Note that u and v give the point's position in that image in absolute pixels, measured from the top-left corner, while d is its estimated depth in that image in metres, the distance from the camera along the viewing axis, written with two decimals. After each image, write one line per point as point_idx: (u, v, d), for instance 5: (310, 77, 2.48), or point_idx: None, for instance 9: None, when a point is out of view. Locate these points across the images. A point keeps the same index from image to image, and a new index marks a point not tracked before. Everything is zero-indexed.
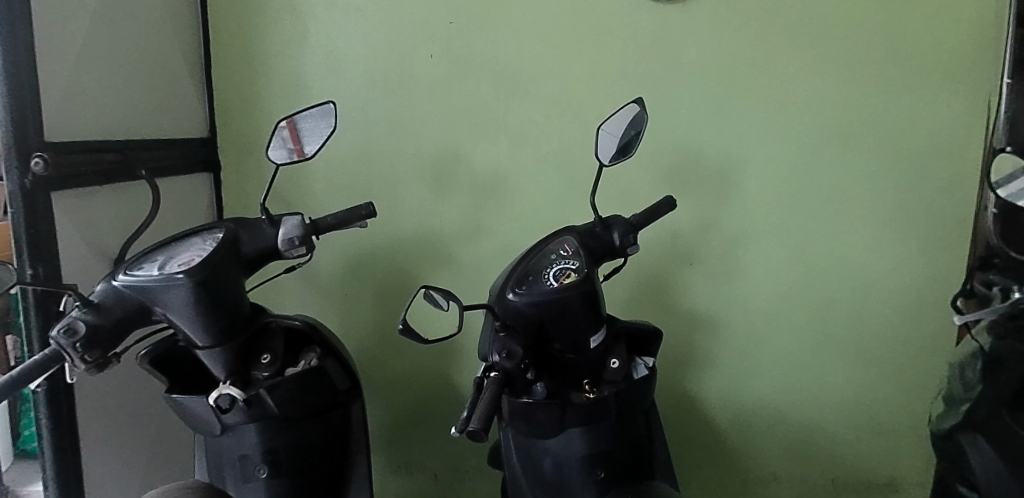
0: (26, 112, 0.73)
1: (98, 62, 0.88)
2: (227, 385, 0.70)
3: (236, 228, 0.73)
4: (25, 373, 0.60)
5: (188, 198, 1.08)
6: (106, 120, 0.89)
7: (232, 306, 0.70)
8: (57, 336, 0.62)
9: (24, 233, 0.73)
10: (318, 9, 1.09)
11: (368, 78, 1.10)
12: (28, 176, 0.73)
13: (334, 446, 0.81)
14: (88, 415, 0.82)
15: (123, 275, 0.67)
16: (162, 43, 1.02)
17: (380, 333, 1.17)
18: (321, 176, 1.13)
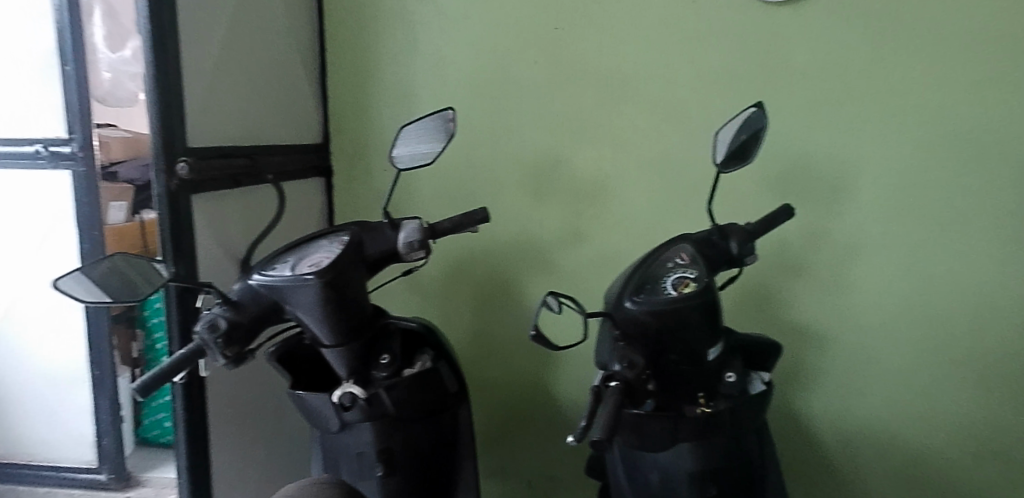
0: (173, 117, 0.78)
1: (233, 67, 0.93)
2: (350, 384, 0.73)
3: (361, 231, 0.75)
4: (172, 367, 0.64)
5: (304, 202, 1.13)
6: (238, 126, 0.95)
7: (356, 307, 0.72)
8: (201, 331, 0.66)
9: (169, 232, 0.78)
10: (425, 17, 1.12)
11: (471, 83, 1.12)
12: (175, 177, 0.78)
13: (443, 447, 0.82)
14: (219, 408, 0.87)
15: (258, 275, 0.71)
16: (286, 52, 1.07)
17: (479, 337, 1.18)
18: (426, 179, 1.16)
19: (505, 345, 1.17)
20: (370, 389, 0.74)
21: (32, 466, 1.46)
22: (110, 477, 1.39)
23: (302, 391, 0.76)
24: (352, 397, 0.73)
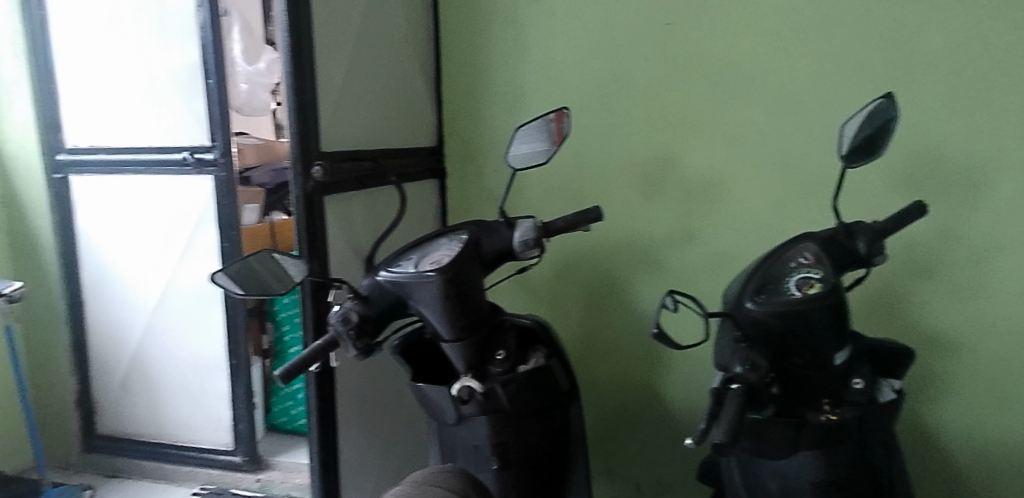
0: (309, 130, 1.10)
1: (356, 86, 1.25)
2: (468, 378, 0.96)
3: (479, 234, 0.98)
4: (309, 356, 0.91)
5: (423, 198, 1.46)
6: (362, 134, 1.27)
7: (473, 304, 0.94)
8: (335, 324, 0.95)
9: (304, 227, 1.11)
10: (550, 42, 1.35)
11: (588, 95, 1.32)
12: (311, 178, 1.10)
13: (548, 430, 1.05)
14: (344, 394, 1.37)
15: (386, 273, 0.97)
16: (405, 71, 1.39)
17: (591, 328, 1.37)
18: (551, 181, 1.37)
19: (622, 337, 1.35)
20: (486, 384, 0.97)
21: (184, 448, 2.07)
22: (245, 460, 1.99)
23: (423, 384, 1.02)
24: (468, 390, 0.96)
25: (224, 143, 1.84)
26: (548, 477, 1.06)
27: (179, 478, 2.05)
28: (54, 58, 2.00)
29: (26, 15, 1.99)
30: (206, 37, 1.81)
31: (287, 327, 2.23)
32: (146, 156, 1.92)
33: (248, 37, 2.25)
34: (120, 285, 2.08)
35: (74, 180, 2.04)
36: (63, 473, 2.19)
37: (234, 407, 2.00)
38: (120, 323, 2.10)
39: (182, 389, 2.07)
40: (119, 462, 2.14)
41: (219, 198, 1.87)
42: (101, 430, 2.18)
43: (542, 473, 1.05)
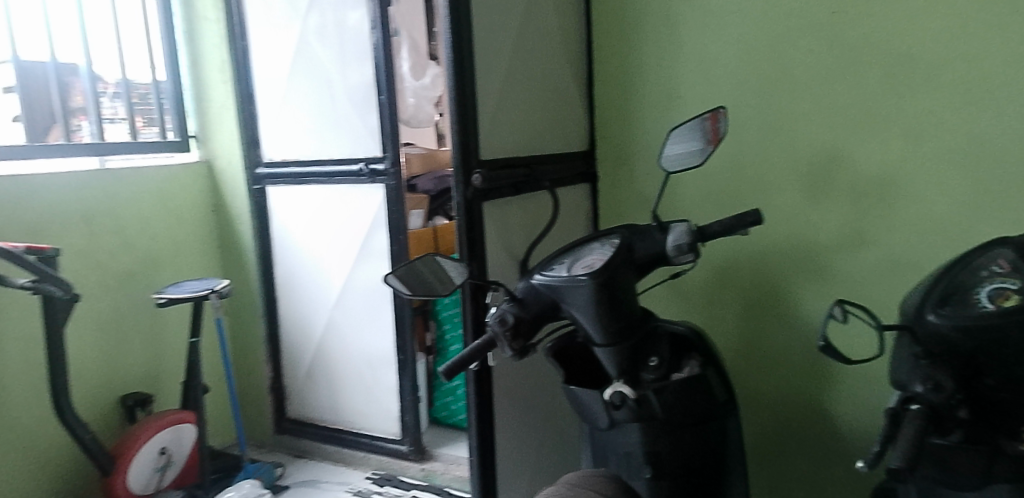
0: (470, 145, 1.32)
1: (509, 105, 1.46)
2: (619, 384, 1.03)
3: (630, 237, 1.05)
4: (469, 355, 1.03)
5: (577, 201, 1.68)
6: (518, 145, 1.48)
7: (622, 309, 1.01)
8: (493, 325, 1.04)
9: (465, 233, 1.32)
10: (715, 53, 1.51)
11: (754, 103, 1.48)
12: (470, 185, 1.31)
13: (698, 440, 1.10)
14: (503, 394, 1.45)
15: (540, 276, 1.05)
16: (558, 87, 1.61)
17: (744, 324, 1.58)
18: (715, 182, 1.55)
19: (777, 333, 1.53)
20: (638, 390, 1.04)
21: (357, 433, 2.30)
22: (411, 449, 2.18)
23: (575, 388, 1.11)
24: (620, 396, 1.03)
25: (394, 155, 2.02)
26: (705, 487, 1.12)
27: (354, 462, 2.33)
28: (254, 83, 2.29)
29: (233, 47, 2.30)
30: (380, 58, 2.00)
31: (448, 326, 2.37)
32: (329, 168, 2.16)
33: (413, 54, 2.42)
34: (305, 284, 2.33)
35: (271, 190, 2.33)
36: (259, 449, 2.53)
37: (402, 400, 2.18)
38: (306, 318, 2.36)
39: (356, 381, 2.29)
40: (304, 443, 2.43)
41: (390, 205, 2.06)
42: (290, 414, 2.47)
43: (698, 481, 1.11)
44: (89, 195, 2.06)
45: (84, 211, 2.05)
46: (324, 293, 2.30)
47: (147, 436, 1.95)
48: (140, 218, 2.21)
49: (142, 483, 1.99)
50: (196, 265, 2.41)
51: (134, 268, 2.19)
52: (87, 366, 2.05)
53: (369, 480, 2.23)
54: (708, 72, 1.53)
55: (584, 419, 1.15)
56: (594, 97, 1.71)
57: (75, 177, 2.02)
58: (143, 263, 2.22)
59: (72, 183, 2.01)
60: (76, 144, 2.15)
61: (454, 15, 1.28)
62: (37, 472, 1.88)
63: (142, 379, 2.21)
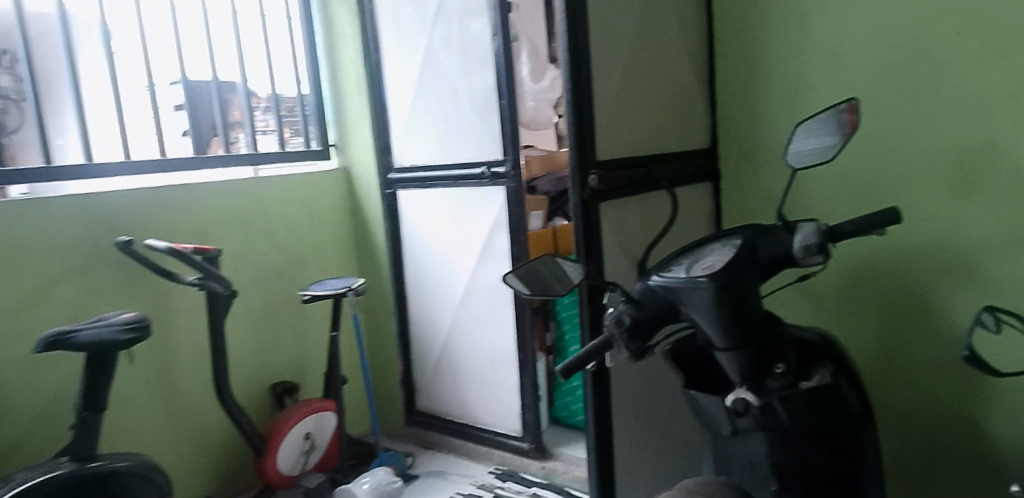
0: (586, 146, 1.34)
1: (626, 104, 1.45)
2: (743, 391, 0.99)
3: (753, 237, 1.02)
4: (586, 355, 1.04)
5: (698, 200, 1.65)
6: (636, 145, 1.48)
7: (745, 312, 0.98)
8: (610, 326, 1.03)
9: (582, 234, 1.34)
10: (847, 41, 1.44)
11: (892, 92, 1.40)
12: (587, 186, 1.33)
13: (830, 455, 1.03)
14: (621, 396, 1.44)
15: (658, 277, 1.04)
16: (677, 84, 1.58)
17: (884, 330, 1.49)
18: (848, 177, 1.49)
19: (922, 342, 1.44)
20: (764, 398, 0.99)
21: (481, 429, 2.39)
22: (532, 447, 2.23)
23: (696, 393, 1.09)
24: (744, 403, 0.99)
25: (514, 158, 2.08)
26: None
27: (477, 456, 2.41)
28: (386, 93, 2.44)
29: (368, 60, 2.45)
30: (500, 64, 2.06)
31: (567, 327, 2.39)
32: (454, 172, 2.26)
33: (534, 58, 2.45)
34: (432, 283, 2.45)
35: (401, 194, 2.47)
36: (390, 439, 2.68)
37: (523, 398, 2.24)
38: (432, 316, 2.47)
39: (479, 378, 2.37)
40: (432, 436, 2.55)
41: (511, 207, 2.13)
42: (418, 407, 2.60)
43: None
44: (245, 200, 2.29)
45: (241, 215, 2.28)
46: (447, 292, 2.40)
47: (295, 420, 2.14)
48: (287, 221, 2.43)
49: (290, 464, 2.16)
50: (337, 265, 2.61)
51: (282, 266, 2.41)
52: (244, 355, 2.28)
53: (491, 474, 2.30)
54: (842, 64, 1.46)
55: (706, 426, 1.12)
56: (716, 92, 1.68)
57: (233, 185, 2.26)
58: (291, 263, 2.44)
59: (231, 190, 2.25)
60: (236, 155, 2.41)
61: (570, 17, 1.30)
62: (202, 448, 2.12)
63: (290, 369, 2.43)
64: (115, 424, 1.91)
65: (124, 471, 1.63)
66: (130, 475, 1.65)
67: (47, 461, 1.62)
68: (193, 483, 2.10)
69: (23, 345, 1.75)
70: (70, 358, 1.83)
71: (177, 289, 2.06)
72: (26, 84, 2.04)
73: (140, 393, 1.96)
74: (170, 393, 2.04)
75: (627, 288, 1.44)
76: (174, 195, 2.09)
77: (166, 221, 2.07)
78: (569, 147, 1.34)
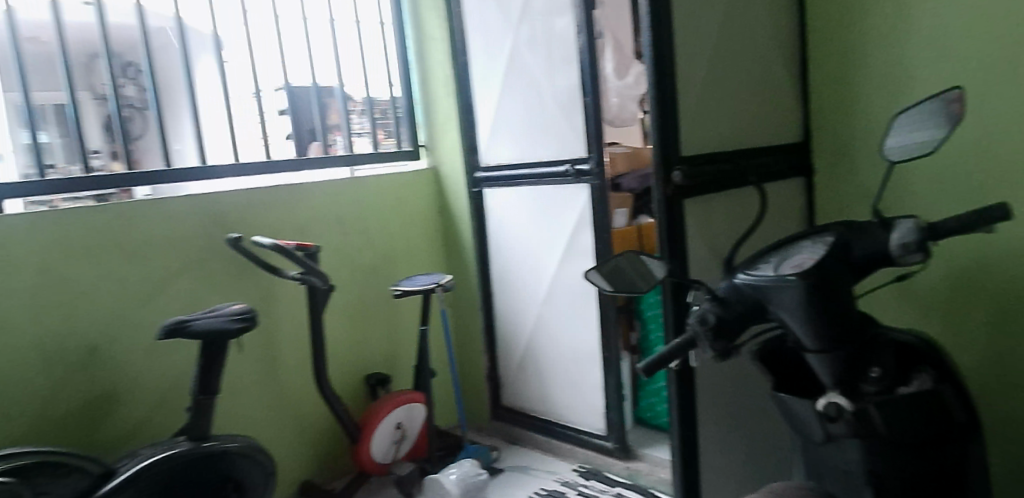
0: (670, 142, 1.33)
1: (711, 98, 1.43)
2: (835, 396, 0.95)
3: (846, 235, 0.98)
4: (669, 352, 1.04)
5: (790, 195, 1.60)
6: (723, 140, 1.46)
7: (837, 312, 0.94)
8: (693, 324, 1.03)
9: (665, 231, 1.34)
10: (954, 26, 1.37)
11: (1005, 79, 1.33)
12: (671, 182, 1.33)
13: (932, 468, 0.98)
14: (708, 397, 1.42)
15: (744, 276, 1.02)
16: (766, 77, 1.54)
17: (992, 337, 1.46)
18: (955, 171, 1.43)
19: None
20: (858, 403, 0.95)
21: (566, 426, 2.41)
22: (615, 447, 2.23)
23: (784, 396, 1.05)
24: (836, 408, 0.95)
25: (599, 155, 2.09)
26: None
27: (562, 453, 2.43)
28: (473, 94, 2.50)
29: (455, 62, 2.52)
30: (585, 61, 2.07)
31: (652, 326, 2.36)
32: (539, 170, 2.29)
33: (618, 54, 2.45)
34: (517, 280, 2.49)
35: (487, 193, 2.52)
36: (477, 432, 2.75)
37: (607, 396, 2.25)
38: (517, 312, 2.51)
39: (564, 375, 2.39)
40: (517, 431, 2.59)
41: (595, 205, 2.14)
42: (504, 402, 2.65)
43: None
44: (341, 199, 2.41)
45: (338, 213, 2.41)
46: (531, 289, 2.44)
47: (388, 410, 2.23)
48: (380, 220, 2.54)
49: (383, 451, 2.26)
50: (426, 261, 2.70)
51: (375, 262, 2.52)
52: (340, 347, 2.41)
53: (575, 472, 2.32)
54: (948, 51, 1.39)
55: (797, 431, 1.08)
56: (809, 84, 1.63)
57: (331, 185, 2.38)
58: (383, 259, 2.55)
59: (329, 190, 2.38)
60: (334, 157, 2.55)
61: (654, 13, 1.29)
62: (303, 433, 2.26)
63: (382, 361, 2.54)
64: (226, 407, 2.06)
65: (234, 451, 1.77)
66: (240, 455, 1.78)
67: (169, 439, 1.78)
68: (295, 466, 2.24)
69: (149, 332, 1.92)
70: (187, 345, 1.99)
71: (280, 283, 2.20)
72: (150, 94, 2.24)
73: (248, 380, 2.12)
74: (275, 380, 2.18)
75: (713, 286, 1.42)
76: (277, 195, 2.23)
77: (271, 219, 2.22)
78: (653, 144, 1.34)
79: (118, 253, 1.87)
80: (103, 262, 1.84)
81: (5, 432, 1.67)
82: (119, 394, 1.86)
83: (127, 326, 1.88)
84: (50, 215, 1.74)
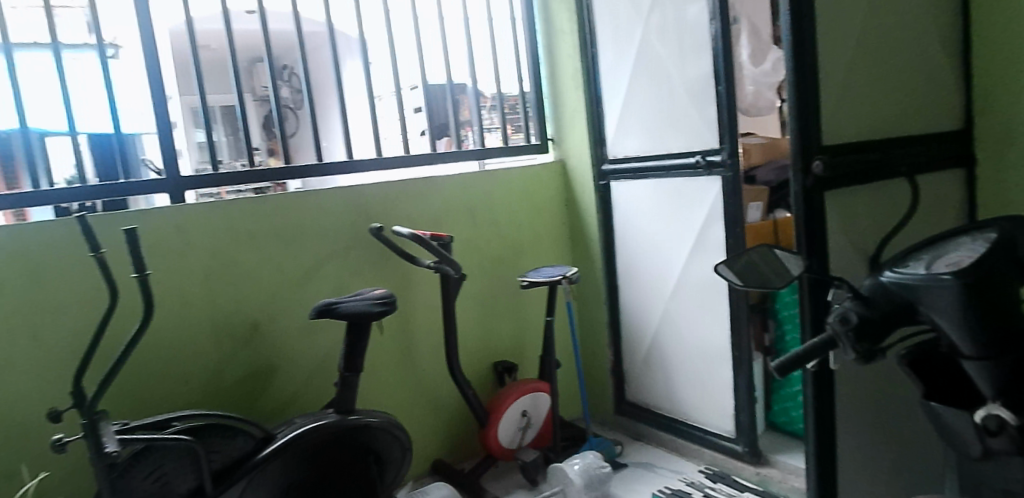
0: (809, 131, 1.27)
1: (858, 84, 1.34)
2: (997, 407, 0.87)
3: (1012, 231, 0.89)
4: (805, 353, 0.99)
5: (946, 188, 1.47)
6: (869, 128, 1.37)
7: (999, 316, 0.87)
8: (833, 323, 0.97)
9: (803, 226, 1.28)
10: None
11: None
12: (811, 174, 1.26)
13: None
14: (848, 403, 1.35)
15: (891, 273, 0.96)
16: (920, 59, 1.43)
17: None
18: None
19: None
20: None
21: (692, 426, 2.37)
22: (746, 450, 2.18)
23: (936, 405, 0.98)
24: (998, 421, 0.87)
25: (732, 146, 2.04)
26: None
27: (688, 453, 2.39)
28: (602, 86, 2.50)
29: (584, 55, 2.53)
30: (718, 49, 2.01)
31: (788, 326, 2.26)
32: (668, 162, 2.26)
33: (754, 40, 2.37)
34: (643, 274, 2.47)
35: (614, 186, 2.52)
36: (601, 426, 2.76)
37: (737, 397, 2.19)
38: (643, 307, 2.49)
39: (692, 372, 2.35)
40: (641, 428, 2.58)
41: (727, 198, 2.08)
42: (629, 398, 2.64)
43: None
44: (472, 193, 2.52)
45: (470, 206, 2.52)
46: (658, 282, 2.41)
47: (514, 397, 2.31)
48: (508, 212, 2.62)
49: (509, 437, 2.33)
50: (553, 253, 2.75)
51: (504, 254, 2.61)
52: (470, 334, 2.52)
53: (702, 473, 2.27)
54: None
55: (950, 445, 1.00)
56: (974, 64, 1.48)
57: (463, 178, 2.50)
58: (511, 251, 2.63)
59: (461, 183, 2.49)
60: (466, 151, 2.66)
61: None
62: (435, 414, 2.40)
63: (509, 349, 2.63)
64: (368, 385, 2.24)
65: (375, 426, 1.91)
66: (380, 429, 1.93)
67: (319, 411, 1.97)
68: (427, 445, 2.38)
69: (303, 313, 2.13)
70: (335, 326, 2.18)
71: (417, 271, 2.34)
72: (305, 96, 2.46)
73: (387, 361, 2.28)
74: (410, 363, 2.33)
75: (856, 285, 1.34)
76: (415, 188, 2.38)
77: (409, 211, 2.37)
78: (790, 134, 1.28)
79: (279, 241, 2.08)
80: (266, 249, 2.06)
81: (187, 395, 1.93)
82: (278, 368, 2.08)
83: (286, 307, 2.10)
84: (224, 207, 1.98)
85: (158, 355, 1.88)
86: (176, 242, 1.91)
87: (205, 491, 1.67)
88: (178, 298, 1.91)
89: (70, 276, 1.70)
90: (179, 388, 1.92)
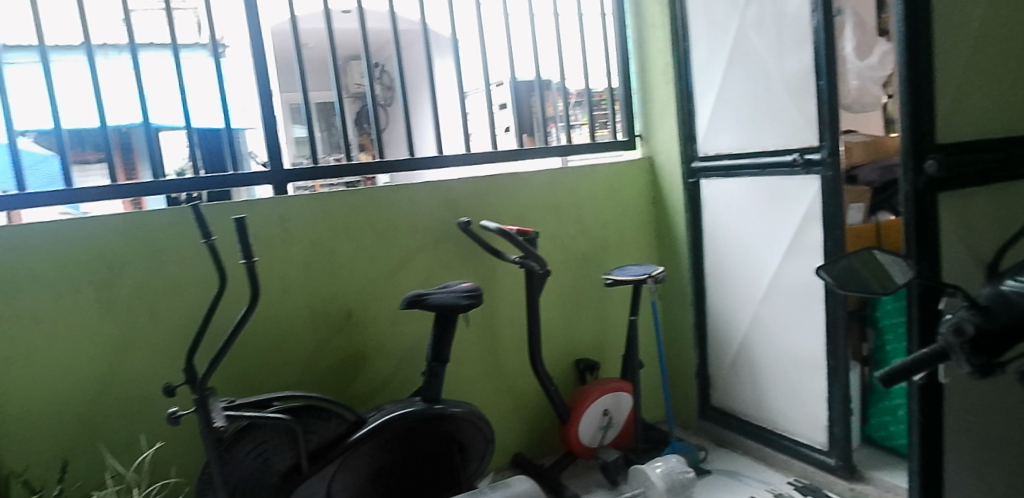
0: (923, 128, 1.19)
1: (980, 78, 1.25)
2: None
3: None
4: (914, 363, 0.94)
5: None
6: (991, 125, 1.27)
7: None
8: (948, 333, 0.92)
9: (913, 229, 1.21)
10: None
11: None
12: (922, 173, 1.19)
13: None
14: (959, 421, 1.26)
15: (1010, 283, 0.95)
16: None
17: None
18: None
19: None
20: None
21: (781, 436, 2.29)
22: (839, 464, 2.09)
23: None
24: None
25: (833, 144, 1.95)
26: None
27: (776, 464, 2.31)
28: (694, 81, 2.44)
29: (675, 50, 2.48)
30: (820, 42, 1.93)
31: (890, 337, 2.13)
32: (762, 160, 2.19)
33: (860, 32, 2.22)
34: (733, 276, 2.39)
35: (704, 183, 2.46)
36: (683, 430, 2.70)
37: (831, 408, 2.10)
38: (732, 310, 2.42)
39: (782, 379, 2.26)
40: (726, 434, 2.51)
41: (826, 199, 1.99)
42: (714, 403, 2.57)
43: None
44: (558, 189, 2.52)
45: (555, 202, 2.52)
46: (748, 284, 2.33)
47: (595, 396, 2.30)
48: (594, 209, 2.60)
49: (590, 436, 2.33)
50: (638, 251, 2.71)
51: (588, 251, 2.59)
52: (553, 331, 2.52)
53: (791, 485, 2.19)
54: None
55: None
56: None
57: (550, 174, 2.50)
58: (596, 249, 2.61)
59: (548, 179, 2.50)
60: (552, 147, 2.67)
61: None
62: (517, 409, 2.42)
63: (591, 347, 2.62)
64: (453, 376, 2.29)
65: (459, 416, 1.96)
66: (464, 420, 1.98)
67: (407, 398, 2.04)
68: (509, 438, 2.41)
69: (393, 303, 2.21)
70: (423, 318, 2.25)
71: (501, 266, 2.37)
72: (399, 93, 2.54)
73: (472, 354, 2.32)
74: (494, 356, 2.37)
75: (971, 293, 1.24)
76: (502, 184, 2.41)
77: (495, 207, 2.40)
78: (902, 125, 1.21)
79: (373, 233, 2.17)
80: (360, 240, 2.15)
81: (286, 377, 2.04)
82: (369, 354, 2.17)
83: (377, 297, 2.18)
84: (323, 199, 2.08)
85: (260, 340, 2.00)
86: (280, 232, 2.02)
87: (301, 470, 1.77)
88: (280, 286, 2.02)
89: (185, 263, 1.84)
90: (279, 370, 2.03)
